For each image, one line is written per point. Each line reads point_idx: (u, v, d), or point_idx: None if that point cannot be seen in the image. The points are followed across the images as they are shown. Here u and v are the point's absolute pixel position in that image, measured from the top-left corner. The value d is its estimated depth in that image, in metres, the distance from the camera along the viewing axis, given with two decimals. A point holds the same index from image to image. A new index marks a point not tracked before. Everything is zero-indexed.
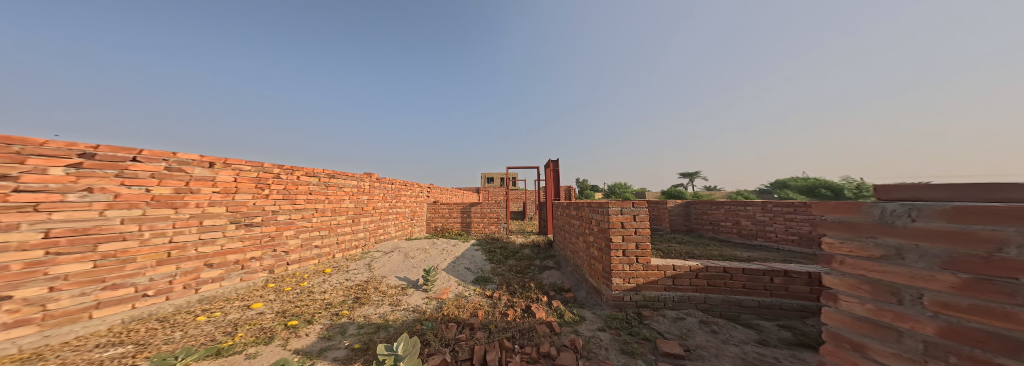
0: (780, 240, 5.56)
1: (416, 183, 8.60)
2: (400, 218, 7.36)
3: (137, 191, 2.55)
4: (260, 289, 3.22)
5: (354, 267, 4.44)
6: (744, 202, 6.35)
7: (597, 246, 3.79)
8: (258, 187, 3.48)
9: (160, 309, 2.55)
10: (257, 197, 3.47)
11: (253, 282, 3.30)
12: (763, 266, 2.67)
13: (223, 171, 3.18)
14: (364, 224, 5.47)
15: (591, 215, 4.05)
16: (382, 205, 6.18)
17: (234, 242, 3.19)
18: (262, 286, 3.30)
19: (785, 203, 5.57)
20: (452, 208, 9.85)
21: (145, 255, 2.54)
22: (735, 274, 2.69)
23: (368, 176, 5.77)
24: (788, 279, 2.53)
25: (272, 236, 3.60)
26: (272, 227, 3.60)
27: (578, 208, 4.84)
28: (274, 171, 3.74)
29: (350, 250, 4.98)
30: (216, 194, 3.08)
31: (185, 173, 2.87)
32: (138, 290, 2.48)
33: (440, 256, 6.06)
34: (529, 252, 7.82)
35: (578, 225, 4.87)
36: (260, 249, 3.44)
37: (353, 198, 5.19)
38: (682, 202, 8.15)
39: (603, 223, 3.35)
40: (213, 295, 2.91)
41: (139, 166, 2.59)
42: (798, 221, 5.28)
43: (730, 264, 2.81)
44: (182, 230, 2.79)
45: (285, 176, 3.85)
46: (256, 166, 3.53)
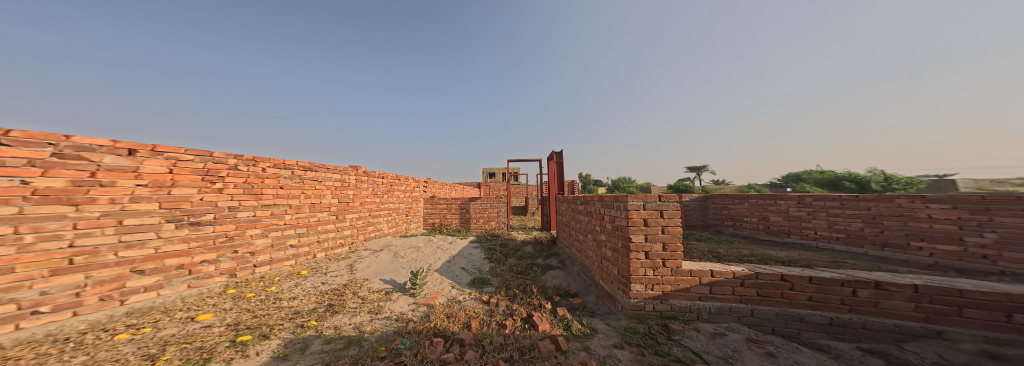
0: (820, 238, 4.97)
1: (412, 177, 8.13)
2: (393, 214, 6.91)
3: (5, 183, 1.96)
4: (216, 296, 2.76)
5: (334, 268, 3.95)
6: (774, 196, 5.75)
7: (611, 245, 3.26)
8: (205, 179, 3.06)
9: (64, 328, 2.01)
10: (205, 191, 3.06)
11: (208, 288, 2.88)
12: (839, 275, 2.06)
13: (150, 160, 2.69)
14: (350, 220, 4.96)
15: (602, 210, 3.52)
16: (371, 201, 5.71)
17: (177, 245, 2.77)
18: (218, 292, 2.85)
19: (828, 196, 4.94)
20: (450, 203, 9.34)
21: (30, 263, 2.00)
22: (797, 284, 2.11)
23: (354, 170, 5.30)
24: (881, 292, 1.91)
25: (231, 237, 3.22)
26: (231, 227, 3.22)
27: (586, 203, 4.30)
28: (230, 161, 3.34)
29: (332, 249, 4.51)
30: (143, 187, 2.61)
31: (90, 162, 2.34)
32: (22, 308, 1.93)
33: (434, 255, 5.60)
34: (533, 250, 7.32)
35: (586, 221, 4.34)
36: (213, 251, 3.03)
37: (337, 193, 4.72)
38: (700, 195, 7.51)
39: (621, 219, 2.79)
40: (146, 306, 2.44)
41: (8, 151, 1.98)
42: (845, 217, 4.66)
43: (789, 270, 2.23)
44: (88, 233, 2.27)
45: (244, 167, 3.46)
46: (201, 156, 3.09)
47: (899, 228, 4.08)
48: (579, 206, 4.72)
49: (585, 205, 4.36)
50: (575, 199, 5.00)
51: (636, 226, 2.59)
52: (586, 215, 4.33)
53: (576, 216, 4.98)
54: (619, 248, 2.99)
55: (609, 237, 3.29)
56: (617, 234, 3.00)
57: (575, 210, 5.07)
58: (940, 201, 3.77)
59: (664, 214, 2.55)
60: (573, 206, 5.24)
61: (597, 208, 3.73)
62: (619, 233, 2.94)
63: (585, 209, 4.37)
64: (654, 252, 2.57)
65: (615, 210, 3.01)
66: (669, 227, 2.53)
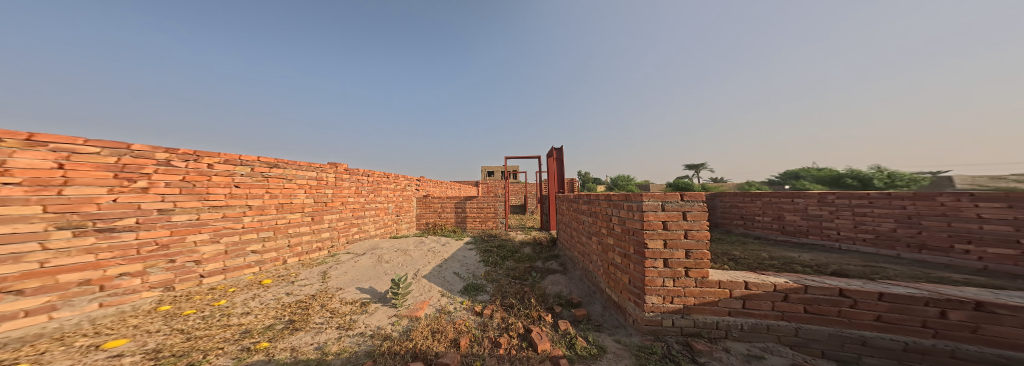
0: (844, 239, 4.68)
1: (402, 175, 7.69)
2: (381, 214, 6.49)
3: None
4: (141, 315, 2.28)
5: (303, 274, 3.73)
6: (790, 195, 5.45)
7: (620, 250, 2.87)
8: (123, 177, 2.50)
9: None
10: (118, 191, 2.47)
11: (134, 306, 2.38)
12: (918, 292, 1.67)
13: (22, 152, 2.02)
14: (330, 222, 4.72)
15: (608, 210, 3.14)
16: (352, 201, 5.35)
17: (75, 257, 2.19)
18: (147, 310, 2.37)
19: (853, 195, 4.63)
20: (445, 203, 8.90)
21: None
22: (861, 300, 1.72)
23: (332, 167, 4.89)
24: (982, 316, 1.50)
25: (165, 244, 2.71)
26: (165, 233, 2.71)
27: (589, 203, 3.91)
28: (165, 156, 2.83)
29: (303, 254, 4.20)
30: (17, 187, 1.99)
31: None
32: None
33: (423, 259, 5.20)
34: (532, 251, 6.95)
35: (589, 222, 3.97)
36: (135, 261, 2.51)
37: (311, 192, 4.36)
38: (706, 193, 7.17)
39: (634, 221, 2.38)
40: (28, 335, 1.85)
41: None
42: (874, 217, 4.36)
43: (848, 284, 1.85)
44: None
45: (178, 162, 2.90)
46: (115, 149, 2.50)
47: (940, 228, 3.78)
48: (582, 206, 4.34)
49: (588, 205, 3.98)
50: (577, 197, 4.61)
51: (653, 229, 2.18)
52: (589, 216, 3.95)
53: (578, 217, 4.60)
54: (631, 254, 2.59)
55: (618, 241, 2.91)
56: (628, 238, 2.60)
57: (577, 210, 4.70)
58: (992, 199, 3.45)
59: (686, 216, 2.12)
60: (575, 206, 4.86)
61: (602, 208, 3.35)
62: (631, 237, 2.54)
63: (588, 209, 3.99)
64: (675, 261, 2.16)
65: (627, 211, 2.59)
66: (693, 231, 2.11)
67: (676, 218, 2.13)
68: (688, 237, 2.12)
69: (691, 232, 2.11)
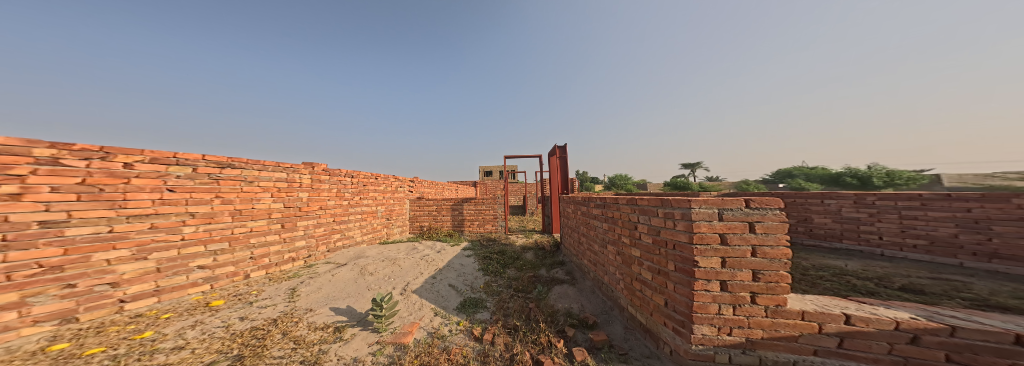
0: (887, 244, 4.53)
1: (393, 176, 7.10)
2: (369, 219, 5.88)
3: None
4: (18, 360, 1.69)
5: (267, 292, 3.13)
6: (822, 196, 5.30)
7: (649, 264, 2.36)
8: None
9: None
10: None
11: (8, 348, 1.76)
12: None
13: None
14: (304, 229, 4.15)
15: (630, 215, 2.63)
16: (333, 205, 4.74)
17: None
18: (31, 352, 1.78)
19: (898, 196, 4.51)
20: (439, 204, 8.31)
21: None
22: None
23: (307, 167, 4.30)
24: None
25: (60, 266, 2.06)
26: (58, 251, 2.05)
27: (602, 206, 3.40)
28: (58, 151, 2.12)
29: (268, 267, 3.58)
30: None
31: None
32: None
33: (415, 269, 4.65)
34: (535, 257, 6.45)
35: (603, 229, 3.47)
36: (6, 290, 1.83)
37: (278, 196, 3.74)
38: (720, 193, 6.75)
39: (676, 232, 1.86)
40: None
41: None
42: (925, 221, 4.20)
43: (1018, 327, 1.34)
44: None
45: (77, 160, 2.19)
46: None
47: (1016, 235, 3.56)
48: (593, 209, 3.83)
49: (601, 208, 3.48)
50: (587, 200, 4.10)
51: (708, 243, 1.67)
52: (603, 221, 3.44)
53: (588, 222, 4.11)
54: (666, 271, 2.08)
55: (646, 253, 2.39)
56: (663, 251, 2.08)
57: (587, 215, 4.20)
58: None
59: (755, 228, 1.61)
60: (584, 209, 4.36)
61: (621, 213, 2.83)
62: (667, 250, 2.02)
63: (601, 213, 3.48)
64: (737, 285, 1.64)
65: (659, 220, 2.08)
66: (763, 247, 1.59)
67: (741, 230, 1.62)
68: (757, 254, 1.60)
69: (760, 248, 1.59)
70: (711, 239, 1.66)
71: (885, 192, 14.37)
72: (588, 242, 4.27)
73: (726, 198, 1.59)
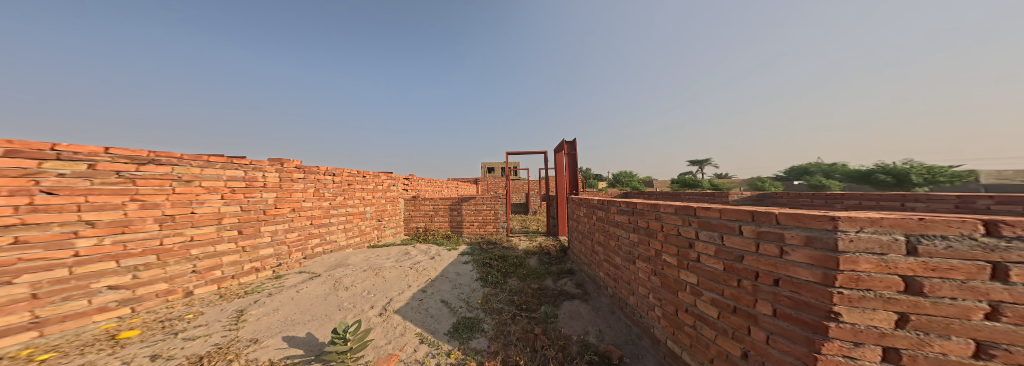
0: None
1: (385, 173, 6.44)
2: (356, 221, 5.24)
3: None
4: None
5: (205, 317, 2.38)
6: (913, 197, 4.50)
7: (714, 296, 1.67)
8: None
9: None
10: None
11: None
12: None
13: None
14: (271, 235, 3.49)
15: (676, 227, 1.94)
16: (309, 207, 4.08)
17: None
18: None
19: None
20: (437, 204, 7.63)
21: None
22: None
23: (275, 164, 3.65)
24: None
25: None
26: None
27: (627, 211, 2.72)
28: None
29: (222, 280, 2.94)
30: None
31: None
32: None
33: (403, 281, 4.01)
34: (541, 265, 5.80)
35: (628, 239, 2.80)
36: None
37: (230, 198, 3.10)
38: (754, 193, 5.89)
39: (788, 265, 1.19)
40: None
41: None
42: None
43: None
44: None
45: None
46: None
47: None
48: (612, 214, 3.15)
49: (625, 213, 2.80)
50: (604, 201, 3.41)
51: (869, 289, 0.98)
52: (627, 230, 2.77)
53: (606, 229, 3.42)
54: (753, 313, 1.41)
55: (709, 281, 1.72)
56: (748, 285, 1.42)
57: (603, 221, 3.53)
58: None
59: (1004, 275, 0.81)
60: (599, 212, 3.69)
61: (658, 222, 2.16)
62: (756, 284, 1.37)
63: (625, 219, 2.81)
64: (927, 361, 0.93)
65: (740, 241, 1.43)
66: None
67: (971, 274, 0.85)
68: (1000, 318, 0.83)
69: (1010, 307, 0.81)
70: (885, 284, 0.96)
71: (920, 189, 13.23)
72: (606, 253, 3.60)
73: (932, 220, 0.86)
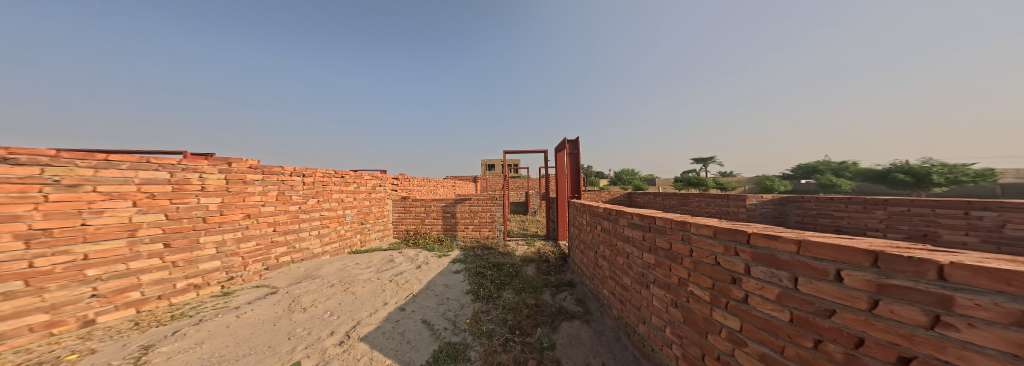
0: None
1: (369, 173, 5.94)
2: (333, 226, 4.75)
3: None
4: None
5: (96, 356, 1.86)
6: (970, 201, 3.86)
7: (768, 353, 1.12)
8: None
9: None
10: None
11: None
12: None
13: None
14: (215, 247, 2.99)
15: (711, 254, 1.39)
16: (269, 213, 3.57)
17: None
18: None
19: None
20: (429, 206, 7.13)
21: None
22: None
23: (220, 164, 3.14)
24: None
25: None
26: None
27: (642, 226, 2.19)
28: None
29: (142, 303, 2.44)
30: None
31: None
32: None
33: (376, 297, 3.52)
34: (538, 276, 5.33)
35: (640, 259, 2.27)
36: None
37: (149, 204, 2.57)
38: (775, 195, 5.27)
39: (945, 345, 0.62)
40: None
41: None
42: None
43: None
44: None
45: None
46: None
47: None
48: (623, 227, 2.62)
49: (639, 229, 2.27)
50: (612, 211, 2.90)
51: None
52: (641, 248, 2.25)
53: (613, 244, 2.91)
54: None
55: (760, 331, 1.15)
56: (837, 353, 0.85)
57: (610, 233, 3.01)
58: None
59: None
60: (606, 222, 3.16)
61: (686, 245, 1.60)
62: (854, 355, 0.80)
63: (638, 235, 2.29)
64: None
65: (831, 288, 0.83)
66: None
67: None
68: None
69: None
70: None
71: (939, 190, 12.57)
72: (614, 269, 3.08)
73: None
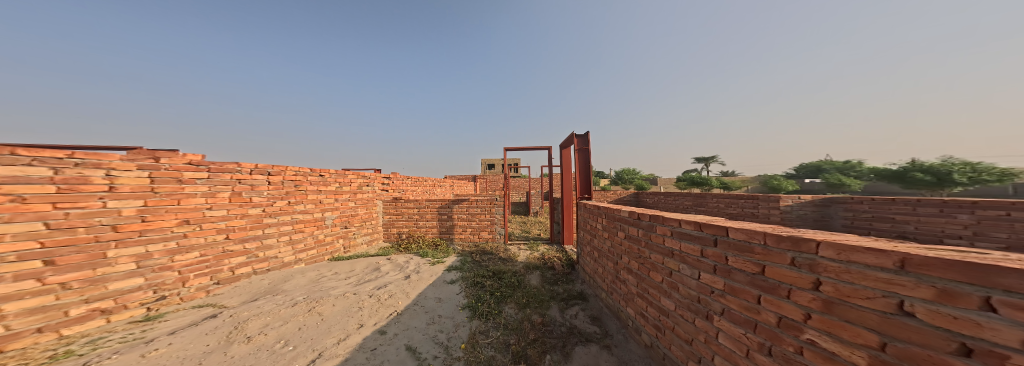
0: None
1: (354, 171, 5.31)
2: (308, 231, 4.14)
3: None
4: None
5: None
6: None
7: None
8: None
9: None
10: None
11: None
12: None
13: None
14: (135, 261, 2.36)
15: (884, 295, 0.76)
16: (217, 219, 2.96)
17: None
18: None
19: None
20: (422, 207, 6.51)
21: None
22: None
23: (142, 159, 2.49)
24: None
25: None
26: None
27: (701, 238, 1.57)
28: None
29: (6, 340, 1.79)
30: None
31: None
32: None
33: (347, 317, 2.93)
34: (543, 286, 4.73)
35: (695, 280, 1.66)
36: None
37: (14, 210, 1.88)
38: (812, 196, 4.65)
39: None
40: None
41: None
42: None
43: None
44: None
45: None
46: None
47: None
48: (664, 237, 2.00)
49: (695, 241, 1.65)
50: (644, 217, 2.29)
51: None
52: (697, 266, 1.62)
53: (646, 256, 2.30)
54: None
55: None
56: None
57: (642, 243, 2.40)
58: None
59: None
60: (634, 230, 2.55)
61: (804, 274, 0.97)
62: None
63: (692, 250, 1.67)
64: None
65: None
66: None
67: None
68: None
69: None
70: None
71: (958, 189, 12.04)
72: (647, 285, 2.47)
73: None
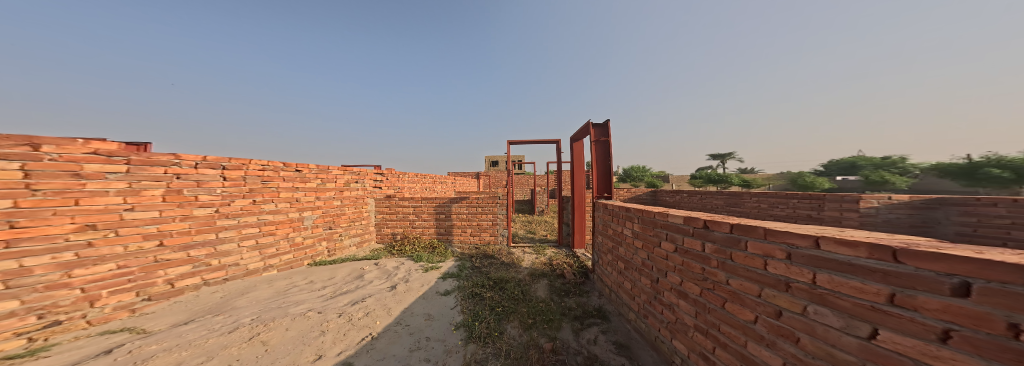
0: None
1: (339, 166, 4.72)
2: (283, 234, 3.53)
3: None
4: None
5: None
6: None
7: None
8: None
9: None
10: None
11: None
12: None
13: None
14: (6, 281, 1.84)
15: None
16: (143, 223, 2.43)
17: None
18: None
19: None
20: (419, 205, 5.86)
21: None
22: None
23: (11, 146, 1.94)
24: None
25: None
26: None
27: (893, 273, 0.80)
28: None
29: None
30: None
31: None
32: None
33: (301, 345, 2.21)
34: (553, 299, 3.97)
35: (860, 342, 0.90)
36: None
37: None
38: (909, 196, 3.61)
39: None
40: None
41: None
42: None
43: None
44: None
45: None
46: None
47: None
48: (770, 260, 1.22)
49: (864, 275, 0.87)
50: (724, 228, 1.50)
51: None
52: (873, 320, 0.85)
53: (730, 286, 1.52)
54: None
55: None
56: None
57: (716, 262, 1.61)
58: None
59: None
60: (698, 244, 1.76)
61: None
62: None
63: (857, 290, 0.89)
64: None
65: None
66: None
67: None
68: None
69: None
70: None
71: None
72: (715, 320, 1.67)
73: None
